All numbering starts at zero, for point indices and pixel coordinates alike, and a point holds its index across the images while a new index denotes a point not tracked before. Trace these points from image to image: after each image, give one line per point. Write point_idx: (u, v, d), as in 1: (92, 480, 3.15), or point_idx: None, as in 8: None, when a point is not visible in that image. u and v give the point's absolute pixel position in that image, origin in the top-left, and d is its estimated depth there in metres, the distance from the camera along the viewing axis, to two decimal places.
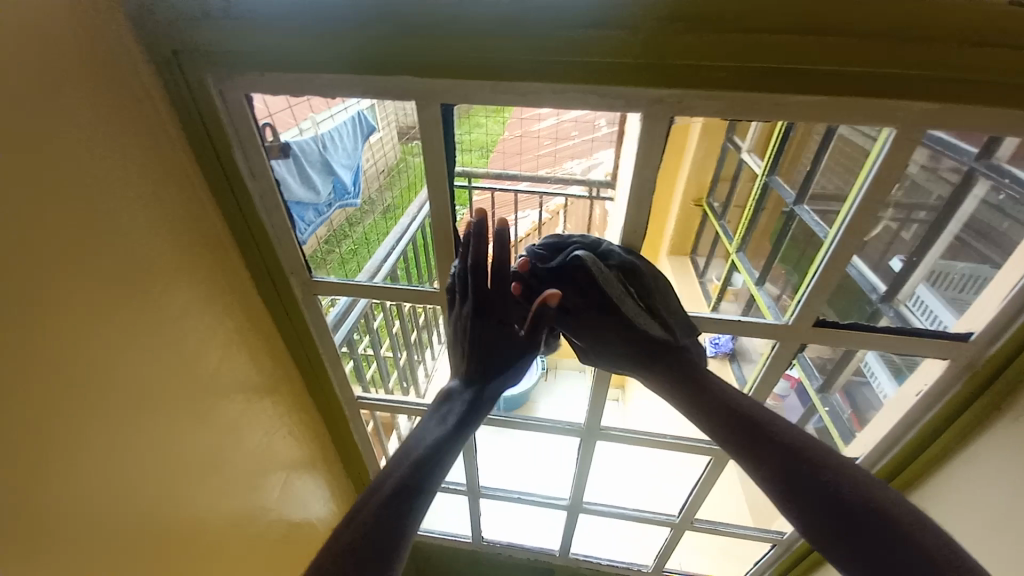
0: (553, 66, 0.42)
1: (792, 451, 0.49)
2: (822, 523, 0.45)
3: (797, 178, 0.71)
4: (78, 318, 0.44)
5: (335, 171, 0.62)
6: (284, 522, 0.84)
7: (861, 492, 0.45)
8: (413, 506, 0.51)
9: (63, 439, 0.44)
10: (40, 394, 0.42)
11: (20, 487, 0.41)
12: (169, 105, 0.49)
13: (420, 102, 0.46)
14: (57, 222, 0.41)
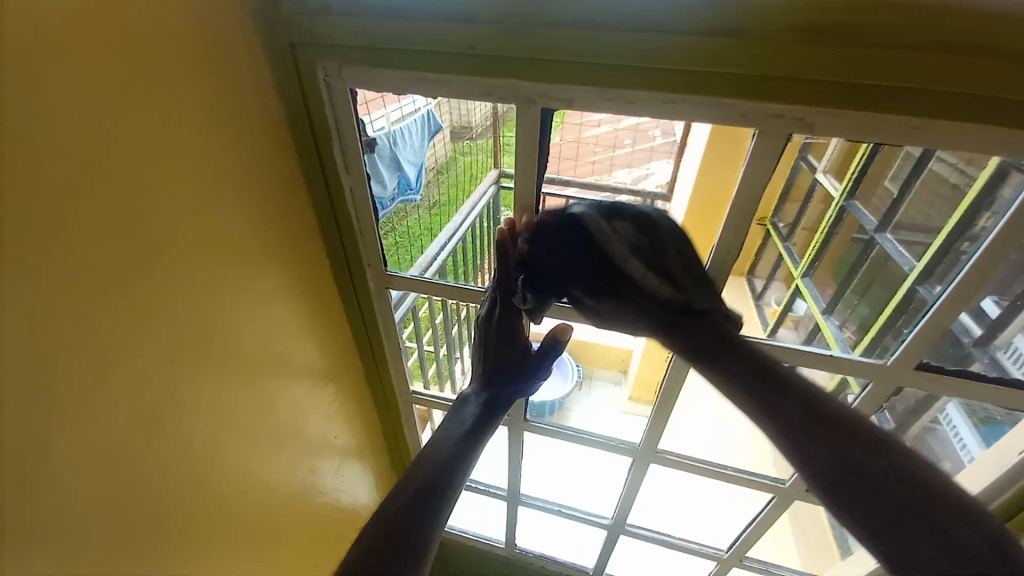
0: (662, 73, 0.41)
1: (816, 416, 0.43)
2: (833, 476, 0.41)
3: (882, 203, 0.63)
4: (179, 291, 0.47)
5: (401, 167, 0.64)
6: (333, 504, 0.86)
7: (900, 470, 0.40)
8: (436, 505, 0.49)
9: (155, 402, 0.47)
10: (144, 359, 0.45)
11: (118, 443, 0.44)
12: (278, 95, 0.52)
13: (521, 104, 0.45)
14: (171, 199, 0.44)
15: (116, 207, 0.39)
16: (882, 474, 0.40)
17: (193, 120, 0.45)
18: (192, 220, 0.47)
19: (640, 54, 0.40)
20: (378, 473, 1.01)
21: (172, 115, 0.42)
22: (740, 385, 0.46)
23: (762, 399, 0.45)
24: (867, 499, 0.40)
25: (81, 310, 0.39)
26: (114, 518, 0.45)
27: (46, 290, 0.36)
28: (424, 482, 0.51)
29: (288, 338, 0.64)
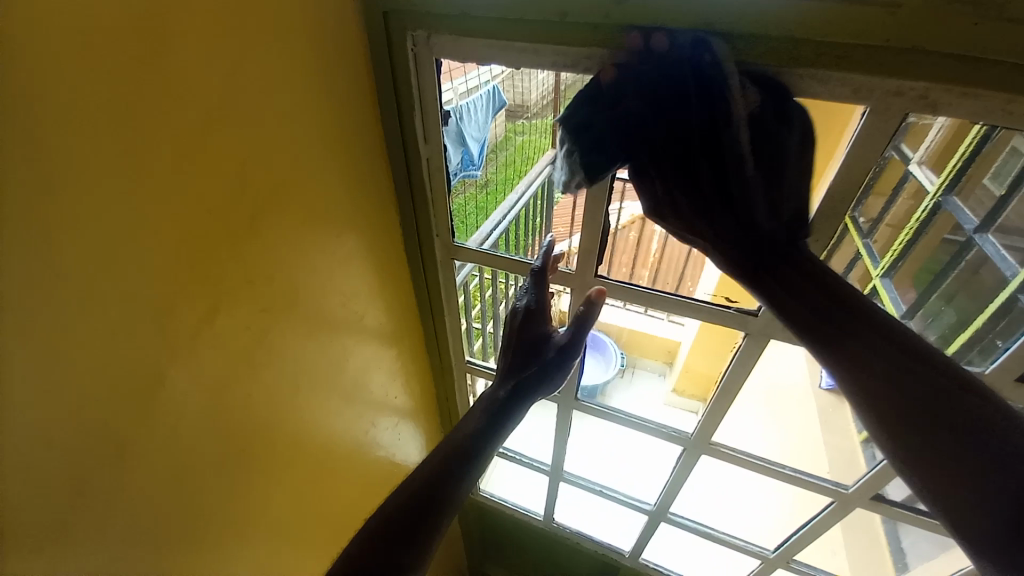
0: (764, 44, 0.39)
1: (894, 344, 0.39)
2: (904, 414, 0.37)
3: (988, 198, 0.55)
4: (272, 244, 0.51)
5: (465, 143, 0.64)
6: (387, 458, 0.92)
7: (996, 424, 0.34)
8: (468, 472, 0.53)
9: (244, 344, 0.52)
10: (238, 303, 0.50)
11: (214, 375, 0.50)
12: (369, 64, 0.54)
13: (609, 76, 0.45)
14: (269, 161, 0.48)
15: (225, 161, 0.43)
16: (971, 423, 0.35)
17: (296, 84, 0.48)
18: (286, 178, 0.50)
19: (745, 24, 0.38)
20: (430, 435, 1.07)
21: (277, 78, 0.45)
22: (866, 365, 0.39)
23: (828, 319, 0.41)
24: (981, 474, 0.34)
25: (188, 252, 0.43)
26: (200, 436, 0.51)
27: (165, 232, 0.40)
28: (450, 452, 0.54)
29: (360, 297, 0.68)
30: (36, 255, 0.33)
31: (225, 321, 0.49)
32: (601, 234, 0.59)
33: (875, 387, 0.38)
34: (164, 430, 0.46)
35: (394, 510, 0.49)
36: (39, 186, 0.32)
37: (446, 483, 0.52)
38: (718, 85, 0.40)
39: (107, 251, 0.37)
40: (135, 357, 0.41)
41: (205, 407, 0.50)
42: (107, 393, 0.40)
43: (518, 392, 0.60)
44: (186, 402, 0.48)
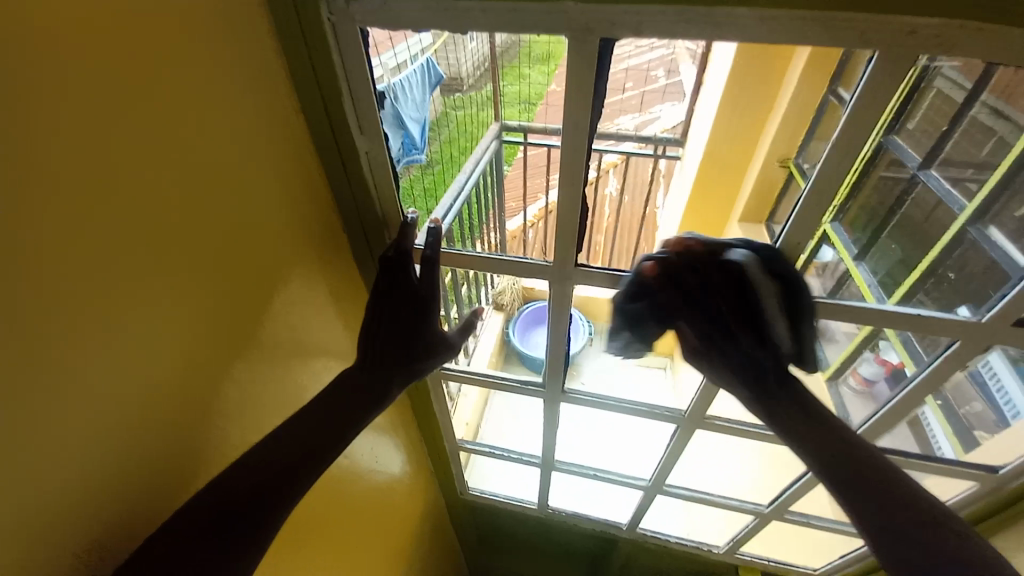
0: None
1: (864, 484, 0.49)
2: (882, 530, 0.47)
3: (932, 134, 0.59)
4: (182, 278, 0.41)
5: (405, 124, 0.55)
6: (367, 480, 0.84)
7: (930, 517, 0.47)
8: (317, 463, 0.49)
9: (167, 406, 0.43)
10: (150, 360, 0.40)
11: (131, 449, 0.40)
12: (278, 43, 0.44)
13: (578, 35, 0.37)
14: (160, 180, 0.37)
15: (85, 181, 0.32)
16: (879, 475, 0.50)
17: (180, 76, 0.37)
18: (191, 196, 0.40)
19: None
20: (411, 445, 0.99)
21: (150, 65, 0.34)
22: (826, 458, 0.51)
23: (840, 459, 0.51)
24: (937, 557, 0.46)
25: (46, 307, 0.32)
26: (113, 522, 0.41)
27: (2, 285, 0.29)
28: (295, 438, 0.49)
29: (308, 319, 0.59)
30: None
31: (129, 381, 0.39)
32: (579, 220, 0.51)
33: (830, 475, 0.51)
34: (54, 527, 0.36)
35: (210, 506, 0.44)
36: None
37: (289, 470, 0.47)
38: (739, 278, 0.49)
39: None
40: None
41: (117, 487, 0.40)
42: None
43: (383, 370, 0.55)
44: (84, 488, 0.38)
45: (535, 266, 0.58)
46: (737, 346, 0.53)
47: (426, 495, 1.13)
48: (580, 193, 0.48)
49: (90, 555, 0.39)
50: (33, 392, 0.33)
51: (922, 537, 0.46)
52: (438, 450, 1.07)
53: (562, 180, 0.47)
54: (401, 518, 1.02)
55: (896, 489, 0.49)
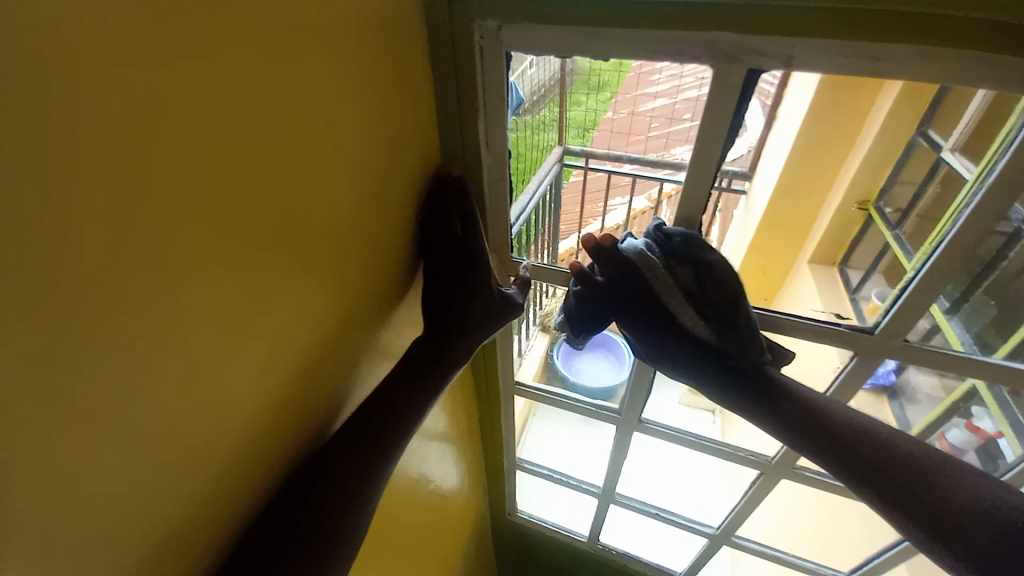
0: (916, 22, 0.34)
1: (864, 459, 0.49)
2: (893, 506, 0.47)
3: None
4: (324, 267, 0.44)
5: None
6: (431, 491, 0.85)
7: (937, 483, 0.46)
8: (378, 445, 0.51)
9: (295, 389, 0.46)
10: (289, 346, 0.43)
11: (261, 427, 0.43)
12: (428, 58, 0.48)
13: (724, 64, 0.39)
14: (324, 181, 0.41)
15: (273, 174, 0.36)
16: (868, 447, 0.49)
17: (352, 88, 0.41)
18: (341, 195, 0.43)
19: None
20: (470, 461, 0.99)
21: (334, 74, 0.39)
22: (817, 444, 0.51)
23: (836, 443, 0.50)
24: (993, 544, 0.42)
25: (229, 288, 0.35)
26: (243, 485, 0.44)
27: (204, 264, 0.33)
28: (358, 422, 0.52)
29: (403, 319, 0.62)
30: (21, 295, 0.24)
31: (271, 359, 0.41)
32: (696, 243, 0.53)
33: (838, 467, 0.50)
34: (201, 485, 0.39)
35: (307, 491, 0.47)
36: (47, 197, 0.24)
37: (352, 447, 0.50)
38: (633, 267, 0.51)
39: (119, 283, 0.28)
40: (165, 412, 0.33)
41: (252, 454, 0.43)
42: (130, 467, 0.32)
43: (440, 358, 0.57)
44: (227, 452, 0.40)
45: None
46: (676, 340, 0.53)
47: (475, 513, 1.12)
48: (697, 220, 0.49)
49: (218, 519, 0.42)
50: (208, 364, 0.36)
51: (964, 518, 0.44)
52: (494, 467, 1.06)
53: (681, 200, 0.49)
54: (453, 533, 1.02)
55: (920, 476, 0.47)
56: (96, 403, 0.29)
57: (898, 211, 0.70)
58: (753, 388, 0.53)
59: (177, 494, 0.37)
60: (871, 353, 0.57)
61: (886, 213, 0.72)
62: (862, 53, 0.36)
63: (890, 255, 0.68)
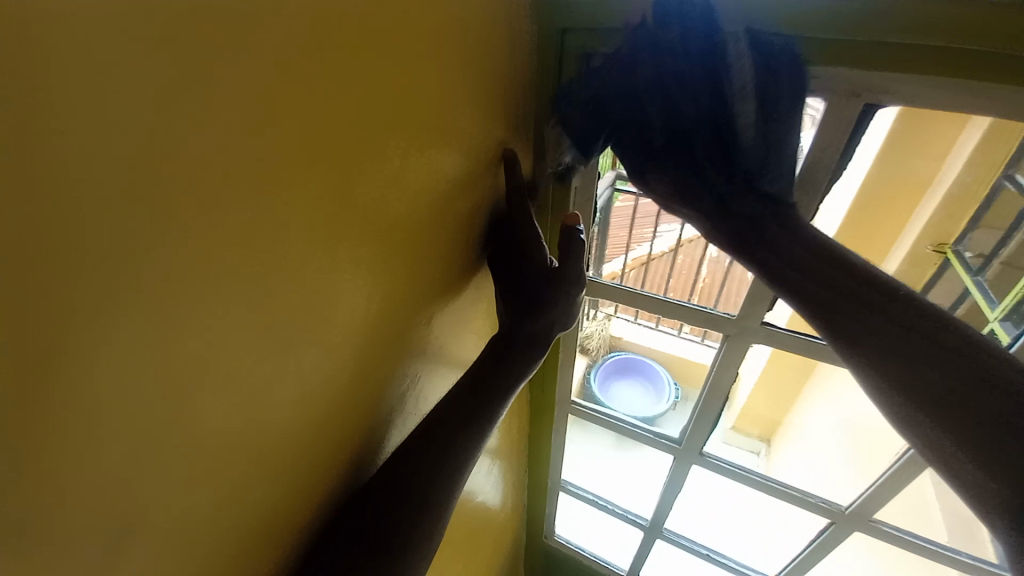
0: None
1: (879, 316, 0.39)
2: (894, 373, 0.38)
3: None
4: (426, 266, 0.47)
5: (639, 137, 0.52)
6: (480, 506, 0.84)
7: (961, 350, 0.36)
8: (441, 467, 0.47)
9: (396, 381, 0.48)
10: (395, 339, 0.46)
11: (364, 418, 0.45)
12: (534, 84, 0.53)
13: (840, 99, 0.42)
14: (440, 186, 0.45)
15: (404, 177, 0.40)
16: (871, 296, 0.40)
17: (473, 105, 0.46)
18: (450, 200, 0.47)
19: (1010, 23, 0.35)
20: (516, 481, 0.98)
21: (460, 93, 0.44)
22: (809, 297, 0.42)
23: (836, 290, 0.41)
24: (955, 397, 0.36)
25: (358, 278, 0.39)
26: (341, 474, 0.45)
27: (340, 254, 0.36)
28: (417, 439, 0.48)
29: (477, 329, 0.63)
30: (222, 260, 0.28)
31: (379, 348, 0.44)
32: None
33: (828, 321, 0.41)
34: (315, 463, 0.41)
35: (377, 505, 0.44)
36: (247, 176, 0.28)
37: (411, 462, 0.46)
38: (717, 58, 0.41)
39: (280, 256, 0.31)
40: (298, 385, 0.37)
41: (351, 443, 0.45)
42: (263, 436, 0.35)
43: (507, 370, 0.52)
44: (336, 437, 0.42)
45: (714, 318, 0.62)
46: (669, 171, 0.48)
47: (515, 535, 1.10)
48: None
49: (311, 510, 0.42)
50: (333, 348, 0.39)
51: (979, 394, 0.35)
52: (537, 488, 1.05)
53: None
54: (493, 554, 1.00)
55: (920, 328, 0.38)
56: (256, 365, 0.32)
57: (979, 255, 0.64)
58: (751, 228, 0.46)
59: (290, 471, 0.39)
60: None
61: (965, 258, 0.65)
62: (976, 92, 0.38)
63: (969, 301, 0.64)
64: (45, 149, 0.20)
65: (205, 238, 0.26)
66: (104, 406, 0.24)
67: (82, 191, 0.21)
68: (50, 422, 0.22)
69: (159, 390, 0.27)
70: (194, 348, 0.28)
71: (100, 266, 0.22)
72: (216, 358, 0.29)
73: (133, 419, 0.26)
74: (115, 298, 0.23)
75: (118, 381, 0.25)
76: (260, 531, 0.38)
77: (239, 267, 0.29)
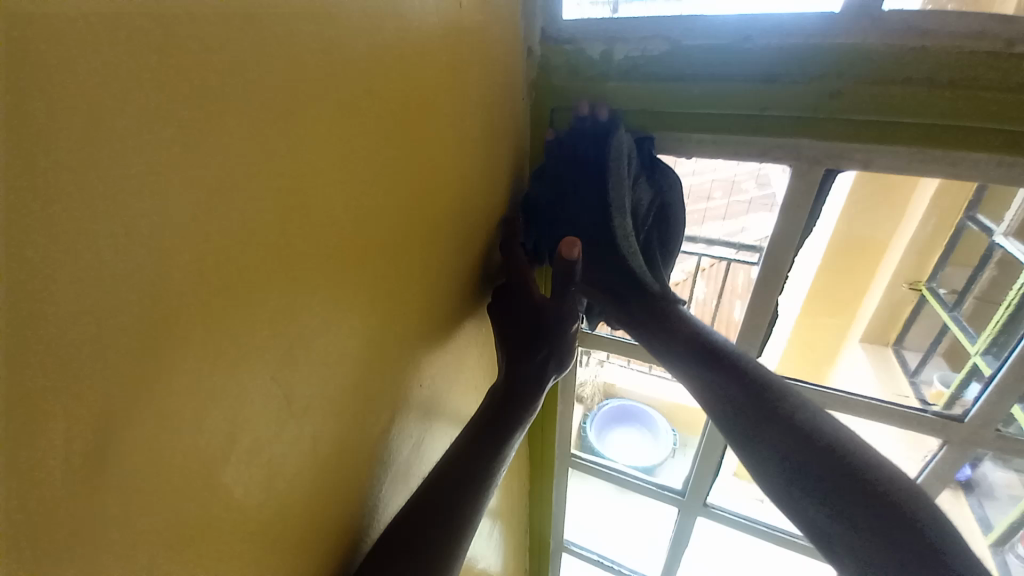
0: (971, 134, 0.40)
1: (773, 407, 0.43)
2: (807, 473, 0.39)
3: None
4: (428, 325, 0.49)
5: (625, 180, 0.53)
6: (480, 573, 0.80)
7: (831, 448, 0.40)
8: (449, 529, 0.45)
9: (397, 442, 0.48)
10: (399, 397, 0.47)
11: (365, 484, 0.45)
12: (526, 153, 0.57)
13: (804, 167, 0.46)
14: (441, 248, 0.47)
15: (409, 243, 0.43)
16: (769, 396, 0.44)
17: (472, 173, 0.49)
18: (451, 261, 0.50)
19: (929, 104, 0.40)
20: (517, 544, 0.94)
21: (460, 164, 0.47)
22: (732, 397, 0.44)
23: (714, 370, 0.46)
24: (825, 484, 0.39)
25: (365, 341, 0.40)
26: (342, 545, 0.43)
27: (351, 320, 0.38)
28: (422, 500, 0.46)
29: (476, 384, 0.64)
30: (239, 331, 0.29)
31: (384, 408, 0.45)
32: (770, 318, 0.58)
33: (742, 418, 0.43)
34: (323, 533, 0.40)
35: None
36: (262, 250, 0.29)
37: (416, 523, 0.45)
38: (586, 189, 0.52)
39: (295, 322, 0.33)
40: (306, 454, 0.37)
41: (357, 508, 0.44)
42: (269, 509, 0.34)
43: (506, 414, 0.51)
44: (339, 506, 0.41)
45: None
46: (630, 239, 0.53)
47: None
48: (777, 296, 0.55)
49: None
50: (340, 412, 0.39)
51: (859, 499, 0.37)
52: (538, 551, 1.00)
53: (763, 275, 0.55)
54: None
55: (810, 431, 0.41)
56: (267, 435, 0.33)
57: (954, 290, 0.67)
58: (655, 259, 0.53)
59: (296, 546, 0.38)
60: (964, 441, 0.60)
61: (941, 295, 0.69)
62: (927, 160, 0.42)
63: (951, 336, 0.67)
64: (76, 236, 0.21)
65: (226, 311, 0.28)
66: (110, 478, 0.24)
67: (116, 269, 0.22)
68: (56, 499, 0.22)
69: (168, 460, 0.27)
70: (210, 420, 0.28)
71: (123, 339, 0.23)
72: (226, 423, 0.29)
73: (137, 490, 0.25)
74: (134, 370, 0.24)
75: (138, 455, 0.25)
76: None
77: (256, 338, 0.30)
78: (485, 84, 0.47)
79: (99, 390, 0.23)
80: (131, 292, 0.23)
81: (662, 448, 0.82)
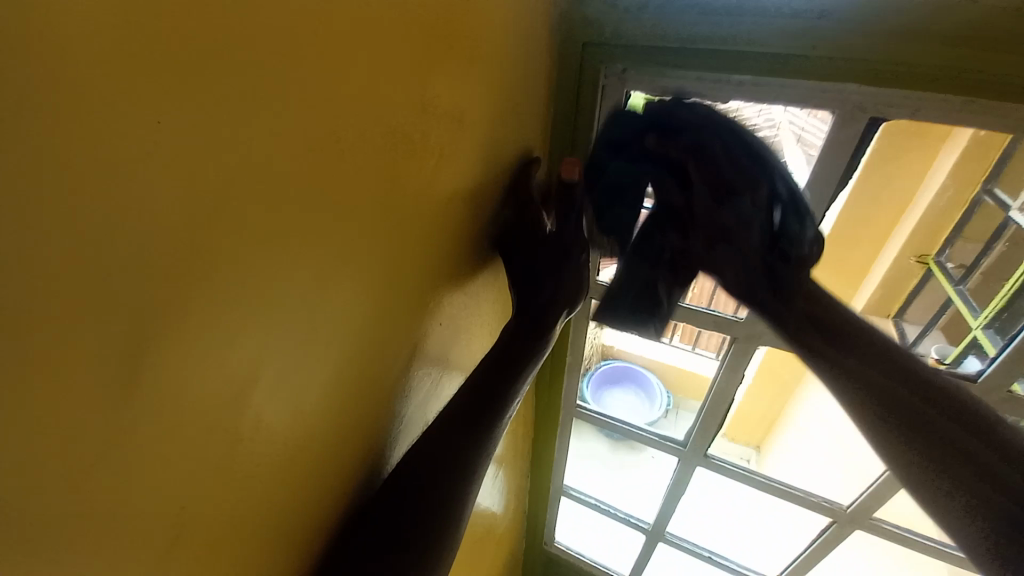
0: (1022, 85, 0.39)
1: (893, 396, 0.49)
2: (920, 418, 0.47)
3: None
4: (448, 266, 0.49)
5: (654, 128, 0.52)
6: (483, 508, 0.84)
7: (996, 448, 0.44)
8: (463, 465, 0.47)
9: (416, 379, 0.49)
10: (420, 335, 0.47)
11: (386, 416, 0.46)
12: (550, 94, 0.55)
13: (845, 115, 0.45)
14: (463, 187, 0.46)
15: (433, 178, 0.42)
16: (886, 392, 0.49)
17: (496, 110, 0.47)
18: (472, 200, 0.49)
19: (986, 42, 0.38)
20: (518, 486, 0.98)
21: (486, 98, 0.45)
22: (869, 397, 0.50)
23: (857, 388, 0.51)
24: (961, 421, 0.46)
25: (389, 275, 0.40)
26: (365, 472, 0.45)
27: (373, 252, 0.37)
28: (436, 437, 0.48)
29: (490, 330, 0.64)
30: (269, 252, 0.29)
31: (405, 345, 0.45)
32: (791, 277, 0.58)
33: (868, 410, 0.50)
34: (343, 456, 0.41)
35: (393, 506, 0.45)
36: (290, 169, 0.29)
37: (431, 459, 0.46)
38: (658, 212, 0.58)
39: (316, 248, 0.32)
40: (331, 381, 0.37)
41: (378, 437, 0.45)
42: (297, 426, 0.35)
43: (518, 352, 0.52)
44: (364, 433, 0.43)
45: (724, 321, 0.64)
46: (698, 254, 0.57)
47: (516, 541, 1.10)
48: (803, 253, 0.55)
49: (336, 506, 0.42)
50: (364, 344, 0.40)
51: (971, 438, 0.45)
52: (538, 494, 1.05)
53: (791, 231, 0.54)
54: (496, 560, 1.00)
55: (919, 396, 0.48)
56: (297, 357, 0.33)
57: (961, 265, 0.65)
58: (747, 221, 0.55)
59: (321, 466, 0.39)
60: None
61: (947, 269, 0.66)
62: (972, 111, 0.41)
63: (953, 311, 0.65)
64: (108, 132, 0.20)
65: (257, 229, 0.28)
66: (150, 383, 0.24)
67: (149, 175, 0.22)
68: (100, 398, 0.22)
69: (204, 370, 0.27)
70: (242, 337, 0.29)
71: (151, 248, 0.23)
72: (258, 342, 0.30)
73: (176, 397, 0.26)
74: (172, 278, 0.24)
75: (178, 363, 0.26)
76: (290, 525, 0.38)
77: (285, 260, 0.30)
78: (516, 12, 0.45)
79: (128, 296, 0.22)
80: (165, 201, 0.23)
81: (655, 410, 0.84)
